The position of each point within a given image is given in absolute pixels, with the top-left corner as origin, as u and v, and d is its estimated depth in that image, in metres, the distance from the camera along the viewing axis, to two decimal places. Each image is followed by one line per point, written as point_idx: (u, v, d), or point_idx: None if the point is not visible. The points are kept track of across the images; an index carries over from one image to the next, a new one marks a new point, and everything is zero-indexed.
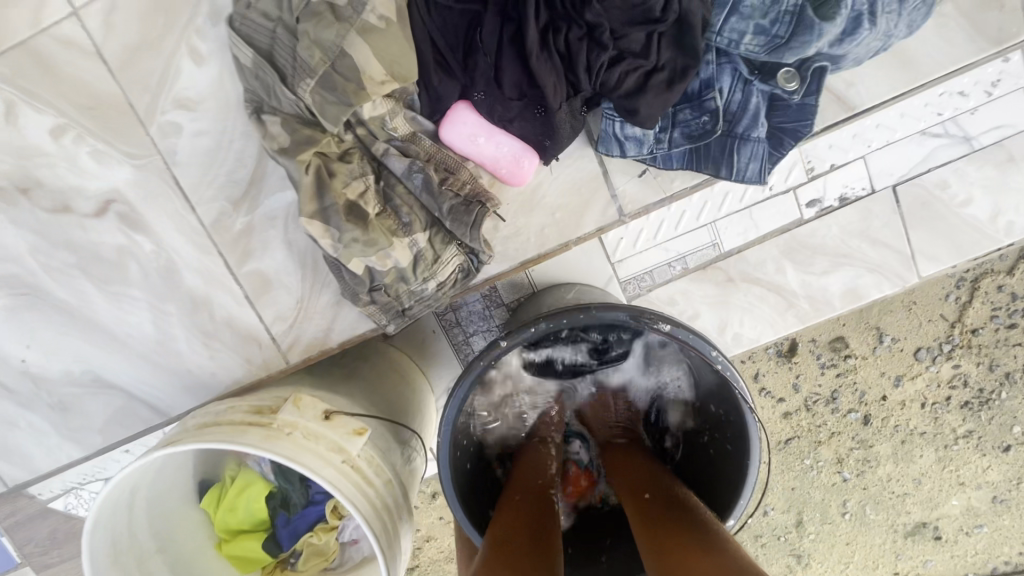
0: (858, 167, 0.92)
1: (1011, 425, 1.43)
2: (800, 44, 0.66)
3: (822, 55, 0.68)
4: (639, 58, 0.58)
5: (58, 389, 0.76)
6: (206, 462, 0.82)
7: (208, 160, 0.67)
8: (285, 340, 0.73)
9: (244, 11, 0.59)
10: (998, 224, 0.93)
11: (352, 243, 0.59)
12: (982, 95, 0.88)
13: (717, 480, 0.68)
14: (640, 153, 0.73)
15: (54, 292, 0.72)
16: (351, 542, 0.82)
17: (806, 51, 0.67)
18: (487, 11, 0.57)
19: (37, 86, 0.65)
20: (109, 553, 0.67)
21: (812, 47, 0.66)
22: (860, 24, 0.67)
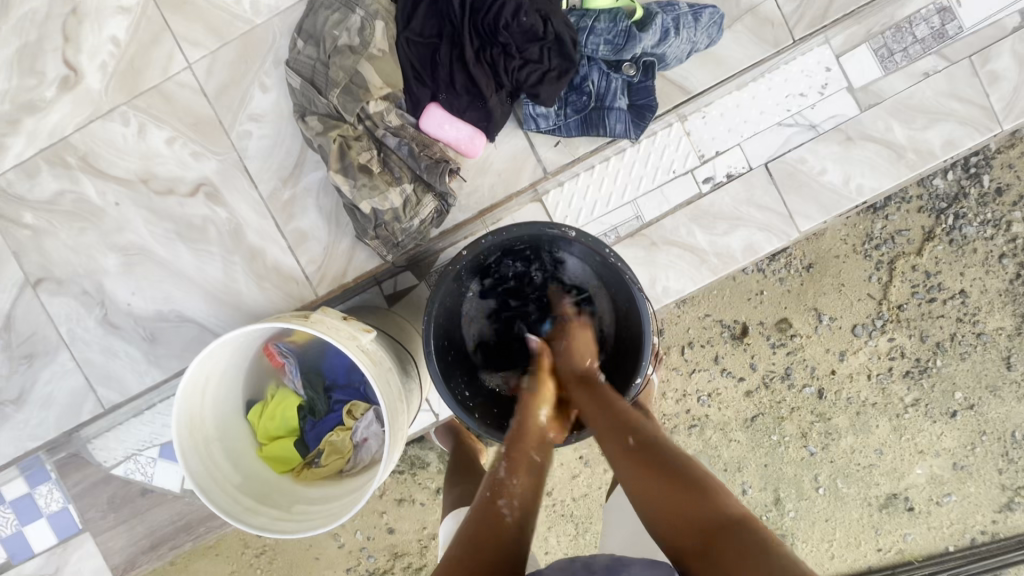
0: (737, 152, 1.21)
1: (952, 392, 1.56)
2: (629, 47, 1.06)
3: (648, 53, 1.08)
4: (537, 63, 0.91)
5: (151, 324, 1.05)
6: (252, 385, 1.07)
7: (267, 153, 1.01)
8: (316, 276, 1.04)
9: (295, 55, 0.95)
10: (851, 188, 1.23)
11: (362, 188, 0.92)
12: (817, 95, 1.20)
13: (628, 352, 0.93)
14: (549, 125, 1.10)
15: (155, 251, 1.04)
16: (362, 443, 1.05)
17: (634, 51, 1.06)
18: (443, 43, 0.91)
19: (161, 113, 1.01)
20: (188, 424, 0.90)
21: (637, 48, 1.06)
22: (668, 35, 1.07)
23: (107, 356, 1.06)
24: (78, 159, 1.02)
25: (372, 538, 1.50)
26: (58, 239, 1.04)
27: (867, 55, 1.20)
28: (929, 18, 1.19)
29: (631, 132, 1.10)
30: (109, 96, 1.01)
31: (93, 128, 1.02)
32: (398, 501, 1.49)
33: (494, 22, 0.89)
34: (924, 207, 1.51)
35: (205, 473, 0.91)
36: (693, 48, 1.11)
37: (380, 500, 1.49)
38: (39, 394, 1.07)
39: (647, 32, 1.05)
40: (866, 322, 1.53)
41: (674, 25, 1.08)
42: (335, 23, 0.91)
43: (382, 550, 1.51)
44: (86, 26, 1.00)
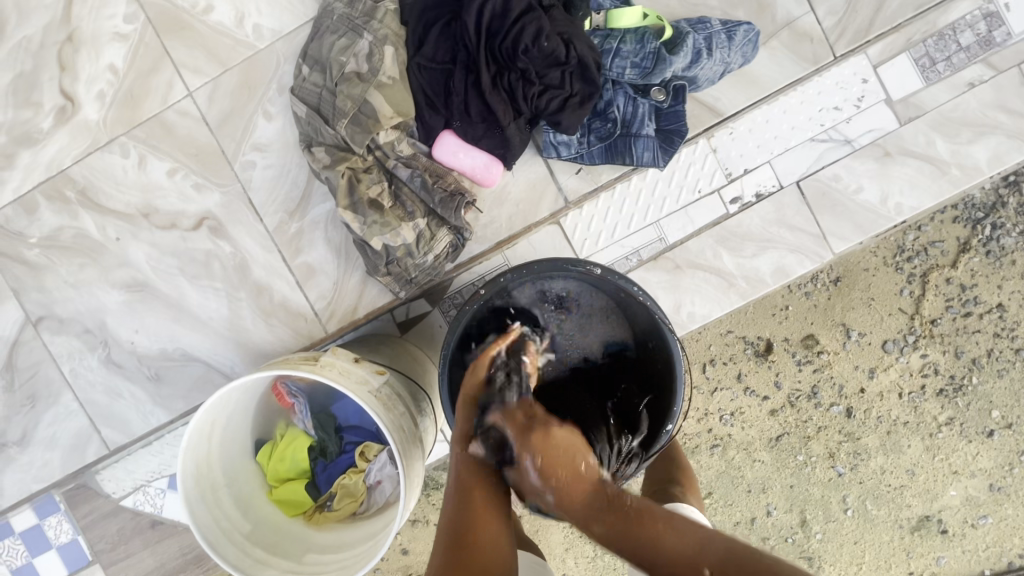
0: (766, 169, 1.14)
1: (989, 410, 1.48)
2: (660, 70, 0.99)
3: (678, 76, 1.02)
4: (558, 88, 0.85)
5: (156, 363, 1.01)
6: (261, 425, 1.02)
7: (273, 184, 0.96)
8: (325, 313, 0.99)
9: (301, 82, 0.90)
10: (889, 206, 1.15)
11: (372, 225, 0.87)
12: (853, 108, 1.13)
13: (659, 396, 0.88)
14: (570, 153, 1.04)
15: (159, 287, 0.99)
16: (376, 485, 0.99)
17: (664, 75, 1.00)
18: (457, 68, 0.86)
19: (162, 143, 0.97)
20: (194, 476, 0.86)
21: (668, 71, 0.99)
22: (700, 56, 1.02)
23: (111, 396, 1.03)
24: (76, 193, 0.98)
25: (386, 560, 1.47)
26: (58, 275, 1.00)
27: (907, 64, 1.12)
28: (974, 24, 1.11)
29: (659, 160, 1.04)
30: (108, 127, 0.97)
31: (91, 160, 0.97)
32: (412, 525, 1.45)
33: (512, 47, 0.83)
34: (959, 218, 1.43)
35: (213, 524, 0.87)
36: (726, 69, 1.05)
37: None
38: (41, 436, 1.04)
39: (678, 54, 0.99)
40: (897, 338, 1.46)
41: (706, 45, 1.03)
42: (342, 49, 0.86)
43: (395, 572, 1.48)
44: (82, 54, 0.95)
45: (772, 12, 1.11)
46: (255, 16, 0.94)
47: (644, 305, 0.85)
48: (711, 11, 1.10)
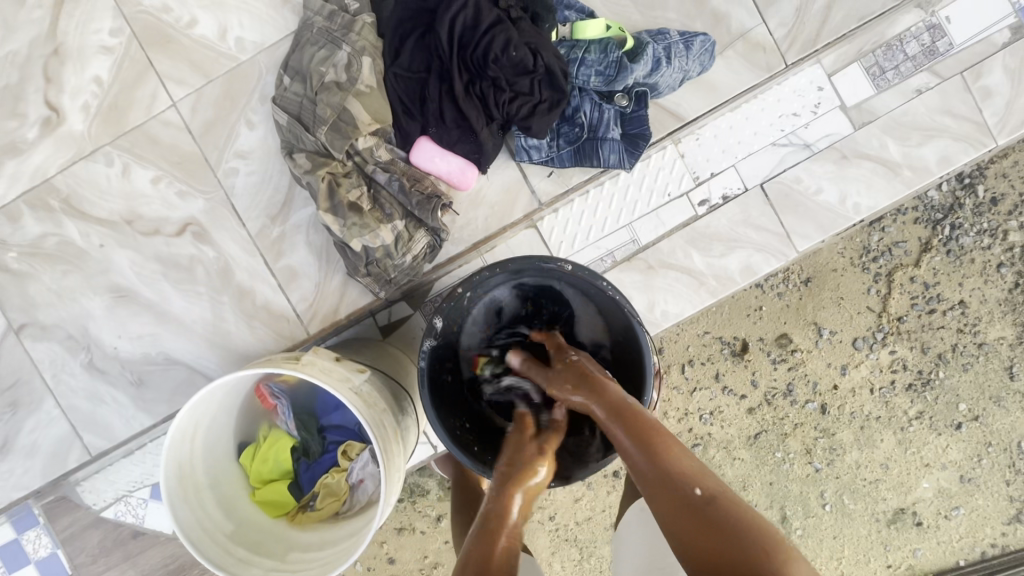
0: (731, 173, 1.20)
1: (956, 403, 1.54)
2: (624, 77, 1.05)
3: (641, 83, 1.08)
4: (528, 94, 0.89)
5: (139, 368, 1.03)
6: (245, 428, 1.04)
7: (256, 190, 0.99)
8: (307, 314, 1.02)
9: (282, 92, 0.93)
10: (848, 206, 1.21)
11: (352, 226, 0.90)
12: (810, 114, 1.20)
13: (629, 382, 0.92)
14: (542, 156, 1.09)
15: (142, 292, 1.01)
16: (358, 484, 1.01)
17: (628, 81, 1.05)
18: (431, 77, 0.90)
19: (146, 152, 0.99)
20: (176, 474, 0.87)
21: (631, 79, 1.05)
22: (660, 64, 1.08)
23: (94, 402, 1.03)
24: (60, 202, 1.00)
25: (372, 569, 1.47)
26: (41, 282, 1.01)
27: (858, 73, 1.19)
28: (919, 35, 1.19)
29: (626, 162, 1.09)
30: (93, 136, 0.99)
31: (76, 169, 0.99)
32: (397, 531, 1.46)
33: (483, 56, 0.87)
34: (919, 218, 1.50)
35: (195, 523, 0.88)
36: (684, 77, 1.11)
37: (379, 532, 1.45)
38: (23, 444, 1.04)
39: (639, 62, 1.05)
40: (865, 335, 1.52)
41: (665, 54, 1.09)
42: (321, 60, 0.90)
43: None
44: (67, 67, 0.98)
45: (731, 23, 1.18)
46: (237, 29, 0.98)
47: (614, 299, 0.89)
48: (673, 22, 1.16)
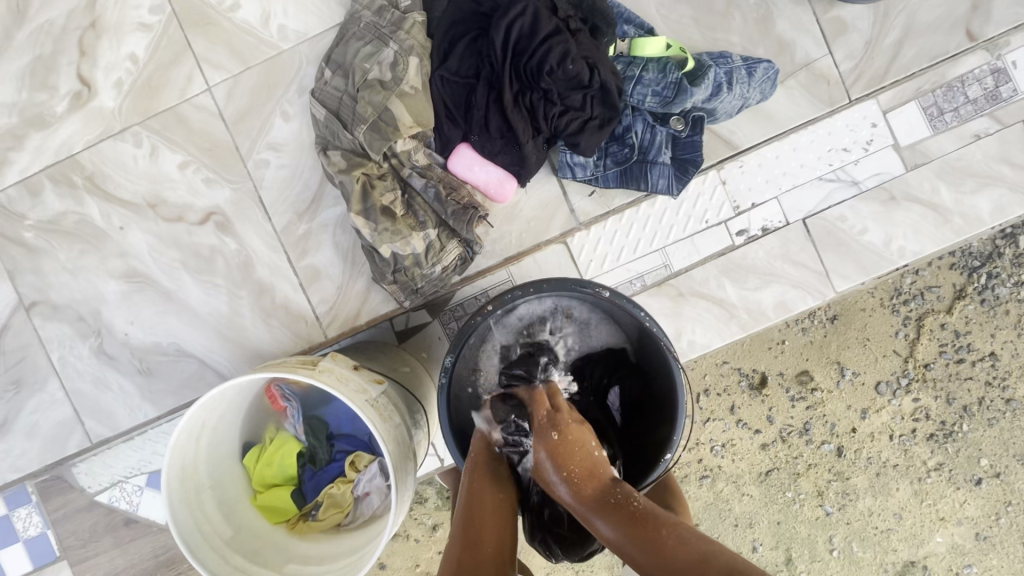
0: (773, 205, 1.16)
1: (978, 458, 1.48)
2: (681, 100, 1.00)
3: (698, 107, 1.03)
4: (578, 110, 0.85)
5: (148, 357, 0.99)
6: (251, 427, 1.00)
7: (285, 184, 0.95)
8: (326, 317, 0.98)
9: (322, 85, 0.90)
10: (892, 248, 1.16)
11: (383, 232, 0.86)
12: (861, 150, 1.15)
13: (662, 417, 0.86)
14: (585, 175, 1.05)
15: (158, 279, 0.98)
16: (363, 497, 0.97)
17: (685, 105, 1.01)
18: (479, 83, 0.86)
19: (175, 135, 0.96)
20: (178, 474, 0.83)
21: (688, 102, 1.00)
22: (721, 89, 1.03)
23: (99, 387, 1.00)
24: (84, 178, 0.97)
25: None
26: (55, 260, 0.98)
27: (915, 113, 1.14)
28: (982, 79, 1.14)
29: (675, 188, 1.05)
30: (123, 115, 0.96)
31: (103, 147, 0.96)
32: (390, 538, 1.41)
33: (537, 67, 0.83)
34: (955, 265, 1.46)
35: (194, 526, 0.85)
36: (743, 104, 1.06)
37: None
38: (23, 423, 1.01)
39: (699, 86, 1.00)
40: (890, 380, 1.47)
41: (727, 79, 1.04)
42: (366, 56, 0.86)
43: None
44: (103, 41, 0.95)
45: (787, 51, 1.13)
46: (281, 17, 0.94)
47: (651, 332, 0.84)
48: (734, 46, 1.12)
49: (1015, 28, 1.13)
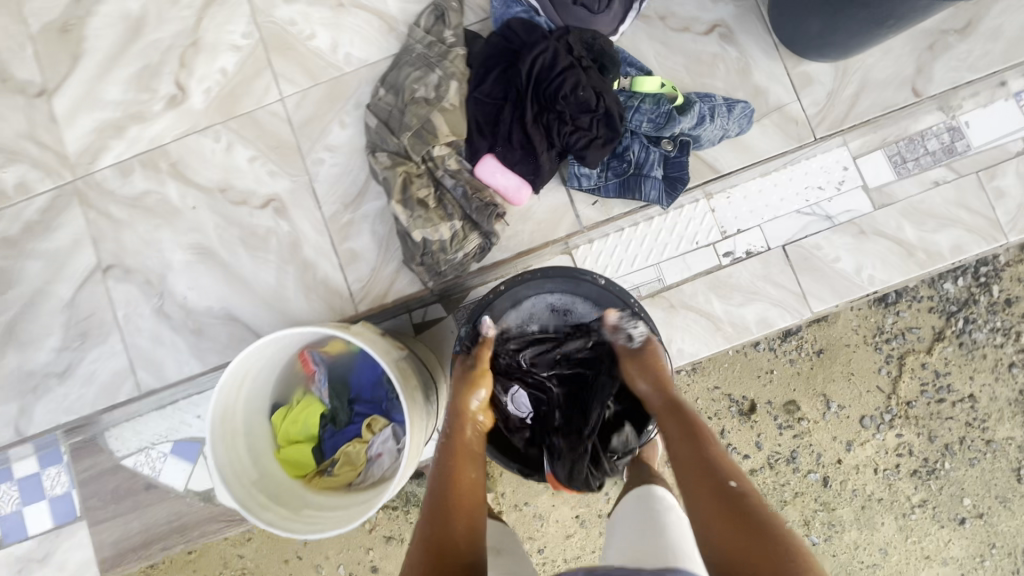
0: (757, 232, 1.31)
1: (960, 497, 1.55)
2: (672, 126, 1.18)
3: (685, 133, 1.20)
4: (587, 129, 1.02)
5: (201, 319, 1.13)
6: (281, 388, 1.13)
7: (336, 179, 1.13)
8: (359, 294, 1.12)
9: (376, 100, 1.09)
10: (863, 277, 1.30)
11: (417, 219, 1.02)
12: (834, 189, 1.31)
13: (649, 395, 0.98)
14: (588, 185, 1.20)
15: (219, 252, 1.14)
16: (375, 458, 1.08)
17: (675, 130, 1.18)
18: (505, 104, 1.04)
19: (249, 134, 1.14)
20: (220, 415, 0.96)
21: (678, 127, 1.18)
22: (704, 120, 1.21)
23: (154, 343, 1.14)
24: (168, 165, 1.15)
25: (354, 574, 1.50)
26: (133, 231, 1.15)
27: (882, 160, 1.30)
28: (939, 134, 1.30)
29: (664, 199, 1.21)
30: (208, 115, 1.15)
31: (188, 141, 1.15)
32: (385, 540, 1.50)
33: (554, 93, 1.01)
34: (935, 309, 1.56)
35: (227, 464, 0.96)
36: (723, 134, 1.24)
37: (369, 538, 1.49)
38: (82, 371, 1.15)
39: (686, 115, 1.18)
40: (873, 415, 1.56)
41: (709, 113, 1.22)
42: (415, 79, 1.05)
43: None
44: (201, 56, 1.16)
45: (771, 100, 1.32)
46: (348, 46, 1.14)
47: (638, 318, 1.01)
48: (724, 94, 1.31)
49: (955, 88, 1.29)
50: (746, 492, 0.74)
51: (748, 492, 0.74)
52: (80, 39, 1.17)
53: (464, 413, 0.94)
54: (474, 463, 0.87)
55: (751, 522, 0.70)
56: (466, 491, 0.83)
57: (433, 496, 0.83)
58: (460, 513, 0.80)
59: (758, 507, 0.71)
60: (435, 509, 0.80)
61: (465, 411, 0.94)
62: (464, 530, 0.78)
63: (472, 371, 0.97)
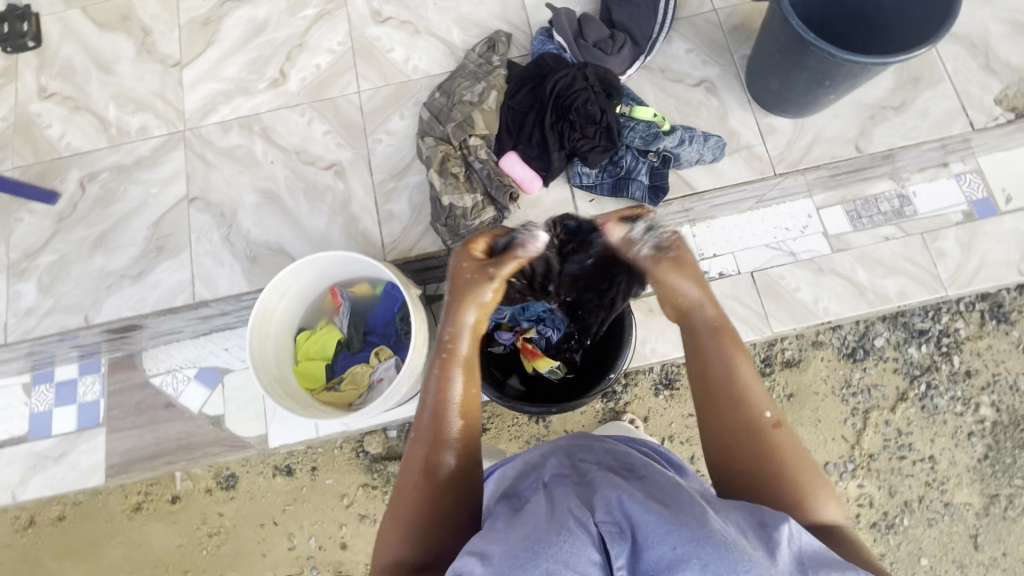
0: (729, 257, 1.53)
1: (917, 555, 1.60)
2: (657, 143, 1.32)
3: (670, 150, 1.34)
4: (591, 138, 1.30)
5: (257, 249, 1.38)
6: (309, 314, 1.33)
7: (388, 156, 1.41)
8: (390, 246, 1.36)
9: (432, 99, 1.39)
10: (819, 307, 1.51)
11: (449, 186, 1.28)
12: (798, 231, 1.54)
13: (611, 352, 1.20)
14: (586, 183, 1.36)
15: (284, 199, 1.40)
16: (376, 382, 1.25)
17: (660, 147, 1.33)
18: (530, 113, 1.33)
19: (327, 114, 1.45)
20: (261, 315, 1.16)
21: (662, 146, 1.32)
22: (685, 142, 1.34)
23: (216, 263, 1.39)
24: (260, 129, 1.45)
25: (323, 549, 1.53)
26: (220, 173, 1.43)
27: (841, 214, 1.54)
28: (890, 199, 1.54)
29: (648, 202, 1.34)
30: (299, 96, 1.46)
31: (279, 113, 1.46)
32: (360, 518, 1.53)
33: (568, 108, 1.29)
34: (899, 370, 1.65)
35: (258, 356, 1.16)
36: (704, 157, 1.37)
37: (341, 514, 1.53)
38: (154, 278, 1.40)
39: (670, 136, 1.32)
40: (837, 462, 1.63)
41: (692, 136, 1.35)
42: (465, 87, 1.36)
43: (327, 564, 1.53)
44: (304, 54, 1.49)
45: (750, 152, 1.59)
46: (417, 62, 1.47)
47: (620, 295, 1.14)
48: None
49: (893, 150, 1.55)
50: (779, 423, 0.74)
51: (781, 422, 0.74)
52: (214, 30, 1.52)
53: (462, 324, 0.87)
54: (470, 373, 0.84)
55: (781, 452, 0.72)
56: (461, 404, 0.82)
57: (430, 410, 0.82)
58: (455, 426, 0.80)
59: (779, 446, 0.72)
60: (432, 424, 0.80)
61: (465, 322, 0.87)
62: (460, 440, 0.79)
63: (478, 281, 0.88)
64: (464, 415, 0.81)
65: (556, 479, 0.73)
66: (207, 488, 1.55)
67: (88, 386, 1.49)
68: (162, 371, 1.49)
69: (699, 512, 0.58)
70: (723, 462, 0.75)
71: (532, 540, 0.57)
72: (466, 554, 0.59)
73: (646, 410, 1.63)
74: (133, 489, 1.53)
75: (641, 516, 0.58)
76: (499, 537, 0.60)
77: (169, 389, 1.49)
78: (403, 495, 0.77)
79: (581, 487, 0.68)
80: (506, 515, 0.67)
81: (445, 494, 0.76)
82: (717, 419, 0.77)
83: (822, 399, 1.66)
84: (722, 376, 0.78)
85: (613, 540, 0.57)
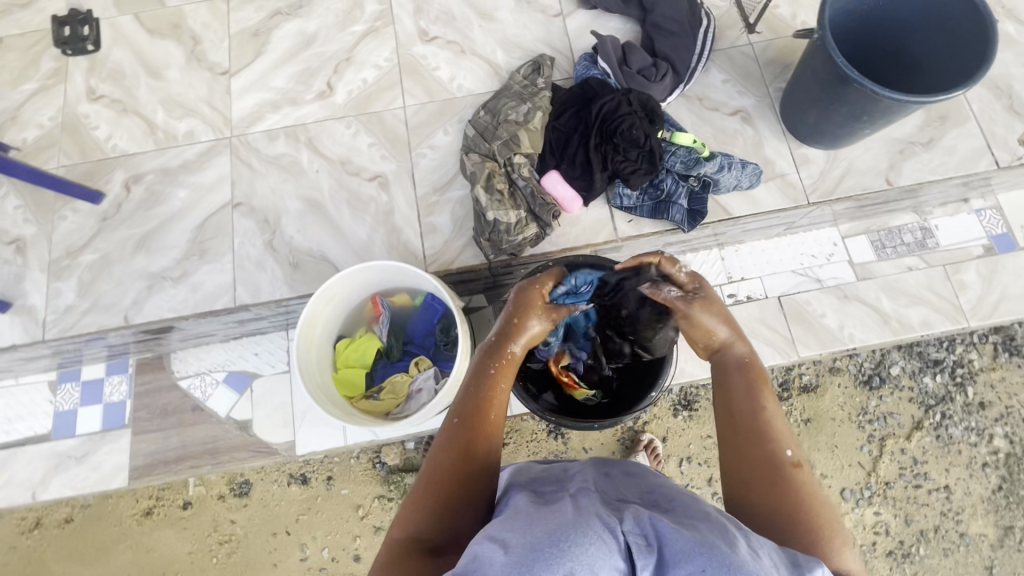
0: (757, 282, 1.56)
1: None
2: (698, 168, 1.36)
3: (709, 175, 1.38)
4: (633, 161, 1.34)
5: (300, 256, 1.41)
6: (349, 322, 1.35)
7: (431, 170, 1.44)
8: (431, 258, 1.39)
9: (477, 117, 1.43)
10: (844, 333, 1.54)
11: (494, 202, 1.32)
12: (824, 259, 1.58)
13: (650, 371, 1.21)
14: (626, 205, 1.40)
15: (327, 207, 1.43)
16: (415, 393, 1.27)
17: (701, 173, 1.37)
18: (574, 135, 1.37)
19: (372, 126, 1.48)
20: (308, 322, 1.18)
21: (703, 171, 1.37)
22: (724, 168, 1.38)
23: (257, 268, 1.41)
24: (306, 138, 1.48)
25: (336, 560, 1.53)
26: (265, 180, 1.45)
27: (865, 242, 1.58)
28: (912, 231, 1.59)
29: (687, 225, 1.38)
30: (345, 109, 1.50)
31: (326, 124, 1.49)
32: (374, 530, 1.54)
33: (612, 131, 1.34)
34: (914, 399, 1.68)
35: (303, 362, 1.17)
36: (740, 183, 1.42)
37: (358, 525, 1.54)
38: (194, 278, 1.44)
39: (710, 162, 1.37)
40: (854, 488, 1.64)
41: (729, 163, 1.39)
42: (511, 107, 1.40)
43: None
44: (351, 68, 1.53)
45: None
46: (462, 80, 1.51)
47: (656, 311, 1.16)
48: None
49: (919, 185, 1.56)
50: (799, 463, 0.76)
51: (801, 464, 0.76)
52: (264, 41, 1.56)
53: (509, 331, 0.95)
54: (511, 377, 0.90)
55: (803, 490, 0.74)
56: (498, 402, 0.86)
57: (466, 399, 0.86)
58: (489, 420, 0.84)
59: (802, 481, 0.74)
60: (467, 413, 0.84)
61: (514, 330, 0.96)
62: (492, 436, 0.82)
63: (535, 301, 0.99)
64: (497, 410, 0.86)
65: (583, 489, 0.73)
66: (220, 496, 1.57)
67: (114, 386, 1.49)
68: (191, 374, 1.49)
69: (728, 536, 0.59)
70: (740, 493, 0.77)
71: (556, 537, 0.58)
72: (487, 539, 0.61)
73: (665, 430, 1.65)
74: (145, 493, 1.55)
75: (671, 533, 0.59)
76: (522, 528, 0.61)
77: (197, 392, 1.49)
78: (440, 467, 0.78)
79: (611, 505, 0.69)
80: (530, 509, 0.67)
81: (480, 484, 0.78)
82: (737, 448, 0.80)
83: (839, 425, 1.69)
84: (745, 405, 0.83)
85: (639, 552, 0.57)
